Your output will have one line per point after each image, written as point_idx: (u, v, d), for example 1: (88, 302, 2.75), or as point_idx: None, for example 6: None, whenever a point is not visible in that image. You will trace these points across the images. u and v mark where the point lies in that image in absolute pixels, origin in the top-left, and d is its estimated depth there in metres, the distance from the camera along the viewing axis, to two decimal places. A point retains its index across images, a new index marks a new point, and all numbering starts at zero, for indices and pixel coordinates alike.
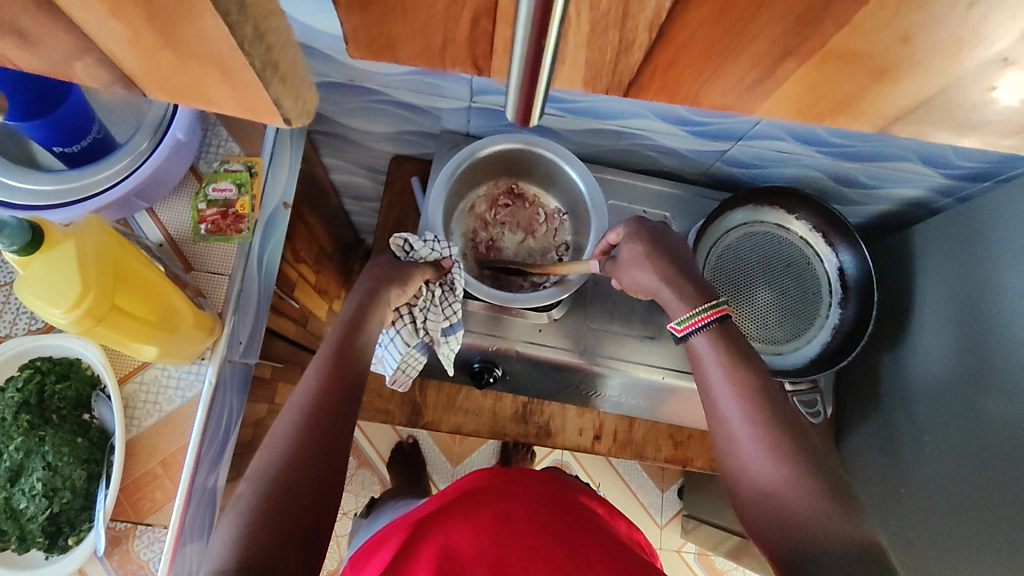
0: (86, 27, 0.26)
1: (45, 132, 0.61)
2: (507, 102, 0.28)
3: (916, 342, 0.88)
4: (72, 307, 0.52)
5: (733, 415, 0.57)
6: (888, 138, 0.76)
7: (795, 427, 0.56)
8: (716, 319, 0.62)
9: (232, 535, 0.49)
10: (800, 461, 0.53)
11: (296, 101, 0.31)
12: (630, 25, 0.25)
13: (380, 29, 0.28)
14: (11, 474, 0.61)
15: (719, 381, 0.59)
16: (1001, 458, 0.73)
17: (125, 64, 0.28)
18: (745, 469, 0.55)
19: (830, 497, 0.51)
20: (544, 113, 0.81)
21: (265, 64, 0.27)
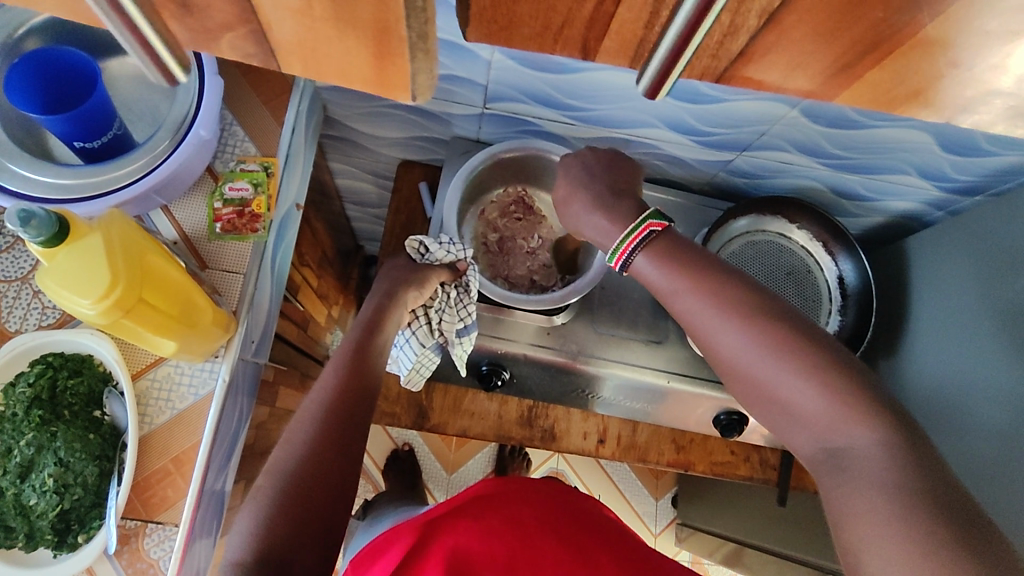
0: (258, 7, 0.25)
1: (66, 127, 0.60)
2: (641, 77, 0.27)
3: (912, 349, 0.90)
4: (100, 298, 0.52)
5: (705, 324, 0.56)
6: (888, 150, 0.79)
7: (772, 312, 0.54)
8: (644, 238, 0.60)
9: (251, 533, 0.50)
10: (786, 351, 0.52)
11: (432, 78, 0.30)
12: (743, 10, 0.24)
13: (496, 11, 0.26)
14: (22, 470, 0.60)
15: (679, 297, 0.58)
16: (999, 459, 0.75)
17: (276, 34, 0.27)
18: (739, 374, 0.55)
19: (829, 378, 0.50)
20: (555, 120, 0.83)
21: (420, 35, 0.26)
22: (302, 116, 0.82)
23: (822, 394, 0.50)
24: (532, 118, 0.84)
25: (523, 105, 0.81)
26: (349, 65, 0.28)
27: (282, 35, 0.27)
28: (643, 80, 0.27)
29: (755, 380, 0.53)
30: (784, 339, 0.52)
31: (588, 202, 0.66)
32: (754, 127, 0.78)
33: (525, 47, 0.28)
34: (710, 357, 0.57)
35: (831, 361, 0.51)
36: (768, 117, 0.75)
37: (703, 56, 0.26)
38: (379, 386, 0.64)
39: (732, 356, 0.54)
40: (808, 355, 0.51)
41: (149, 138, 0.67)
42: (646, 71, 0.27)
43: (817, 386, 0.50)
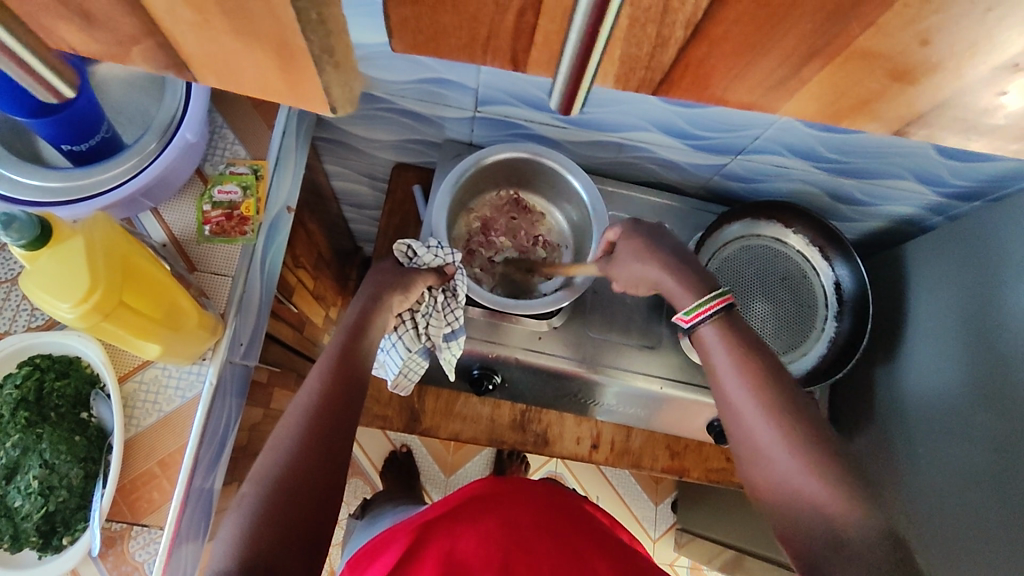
0: (152, 12, 0.24)
1: (54, 130, 0.60)
2: (552, 95, 0.29)
3: (909, 357, 0.89)
4: (80, 302, 0.52)
5: (745, 404, 0.58)
6: (884, 155, 0.78)
7: (811, 419, 0.56)
8: (724, 307, 0.63)
9: (232, 538, 0.49)
10: (815, 452, 0.54)
11: (352, 89, 0.29)
12: (669, 20, 0.24)
13: (427, 20, 0.26)
14: (7, 471, 0.60)
15: (728, 369, 0.60)
16: (994, 470, 0.74)
17: (183, 48, 0.27)
18: (761, 458, 0.56)
19: (849, 492, 0.51)
20: (547, 123, 0.83)
21: (323, 49, 0.25)
22: (293, 119, 0.82)
23: (839, 496, 0.51)
24: (523, 122, 0.83)
25: (514, 108, 0.80)
26: (269, 78, 0.28)
27: (188, 46, 0.26)
28: (554, 96, 0.29)
29: (775, 469, 0.54)
30: (817, 447, 0.54)
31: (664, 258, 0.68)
32: (747, 131, 0.77)
33: (458, 57, 0.28)
34: (736, 436, 0.58)
35: (852, 475, 0.53)
36: (761, 121, 0.74)
37: (635, 68, 0.27)
38: (365, 390, 0.64)
39: (760, 439, 0.56)
40: (833, 463, 0.53)
41: (137, 139, 0.67)
42: (558, 83, 0.28)
43: (836, 489, 0.52)
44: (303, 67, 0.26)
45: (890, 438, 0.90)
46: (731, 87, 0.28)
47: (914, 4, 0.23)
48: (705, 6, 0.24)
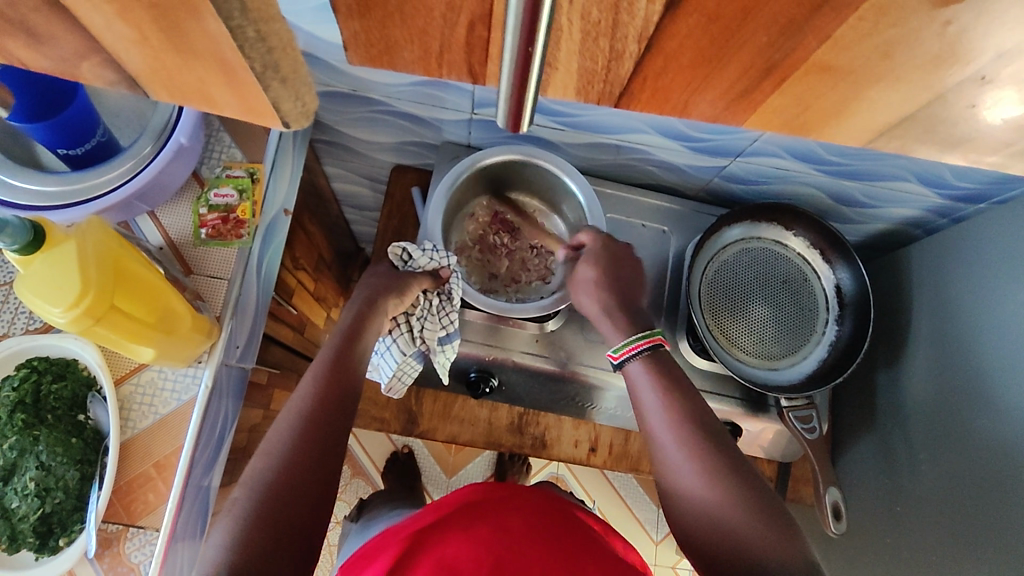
0: (86, 22, 0.24)
1: (47, 134, 0.60)
2: (497, 107, 0.27)
3: (911, 361, 0.88)
4: (70, 306, 0.52)
5: (665, 438, 0.58)
6: (883, 157, 0.77)
7: (726, 449, 0.57)
8: (650, 347, 0.65)
9: (224, 542, 0.49)
10: (728, 481, 0.54)
11: (303, 106, 0.28)
12: (620, 34, 0.24)
13: (382, 34, 0.26)
14: (4, 473, 0.61)
15: (650, 403, 0.61)
16: (994, 477, 0.73)
17: (131, 65, 0.26)
18: (681, 493, 0.56)
19: (765, 516, 0.52)
20: (544, 126, 0.82)
21: (267, 65, 0.24)
22: None
23: (752, 520, 0.51)
24: None
25: None
26: (223, 95, 0.27)
27: (136, 64, 0.26)
28: (500, 113, 0.28)
29: (696, 500, 0.54)
30: (729, 473, 0.55)
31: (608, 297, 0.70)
32: (744, 133, 0.76)
33: (417, 71, 0.28)
34: (659, 472, 0.58)
35: (767, 503, 0.53)
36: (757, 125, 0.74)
37: (593, 82, 0.27)
38: (359, 394, 0.64)
39: (680, 472, 0.56)
40: (749, 492, 0.54)
41: (132, 143, 0.67)
42: (502, 104, 0.27)
43: (753, 515, 0.52)
44: (248, 84, 0.25)
45: (890, 443, 0.89)
46: (694, 97, 0.28)
47: (871, 17, 0.23)
48: (656, 20, 0.24)
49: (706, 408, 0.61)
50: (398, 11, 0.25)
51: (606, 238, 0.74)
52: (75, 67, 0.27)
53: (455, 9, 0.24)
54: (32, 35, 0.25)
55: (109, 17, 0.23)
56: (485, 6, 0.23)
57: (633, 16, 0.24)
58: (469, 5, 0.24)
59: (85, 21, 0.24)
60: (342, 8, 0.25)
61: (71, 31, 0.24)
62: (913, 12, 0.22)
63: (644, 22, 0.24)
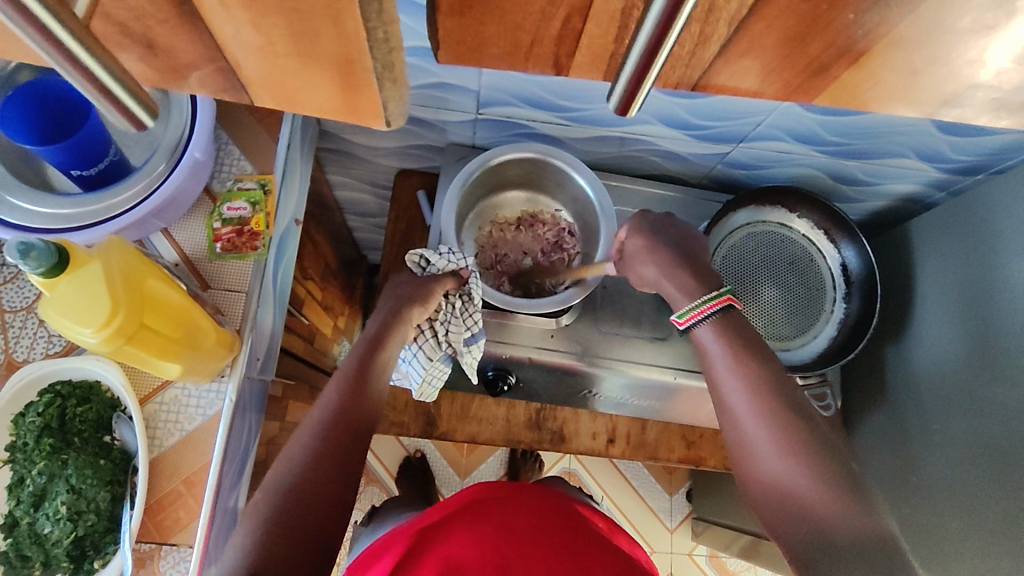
0: (217, 29, 0.25)
1: (64, 156, 0.60)
2: (614, 88, 0.24)
3: (921, 333, 0.89)
4: (100, 327, 0.52)
5: (742, 408, 0.59)
6: (885, 134, 0.79)
7: (806, 418, 0.57)
8: (722, 309, 0.64)
9: (244, 544, 0.49)
10: (807, 453, 0.55)
11: (405, 103, 0.29)
12: (714, 18, 0.24)
13: (475, 29, 0.26)
14: (35, 499, 0.62)
15: (725, 371, 0.61)
16: (1010, 439, 0.74)
17: (246, 70, 0.28)
18: (756, 463, 0.57)
19: (842, 490, 0.53)
20: (548, 122, 0.83)
21: (386, 65, 0.25)
22: (297, 132, 0.83)
23: (828, 494, 0.52)
24: (525, 121, 0.84)
25: (516, 108, 0.80)
26: (326, 92, 0.28)
27: (250, 69, 0.27)
28: (612, 97, 0.25)
29: (774, 472, 0.55)
30: (809, 444, 0.55)
31: (668, 261, 0.69)
32: (749, 118, 0.77)
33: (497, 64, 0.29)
34: (731, 439, 0.59)
35: (856, 491, 0.53)
36: (762, 108, 0.75)
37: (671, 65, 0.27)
38: (382, 403, 0.64)
39: (763, 453, 0.56)
40: (838, 476, 0.54)
41: (146, 162, 0.67)
42: (618, 84, 0.24)
43: (838, 499, 0.52)
44: (365, 83, 0.26)
45: (902, 417, 0.91)
46: (749, 82, 0.29)
47: None
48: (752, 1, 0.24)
49: (779, 371, 0.61)
50: (495, 8, 0.25)
51: (642, 214, 0.74)
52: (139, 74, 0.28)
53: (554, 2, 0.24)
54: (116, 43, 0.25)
55: (240, 22, 0.24)
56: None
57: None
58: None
59: (214, 28, 0.25)
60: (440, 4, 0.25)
61: (188, 36, 0.25)
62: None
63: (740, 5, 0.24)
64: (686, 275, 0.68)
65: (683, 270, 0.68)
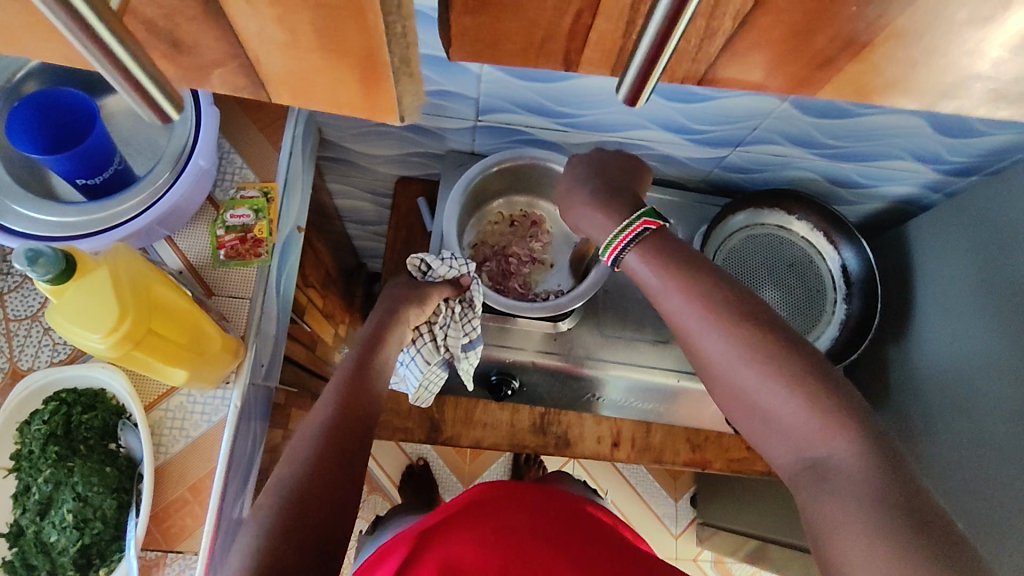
0: (239, 30, 0.24)
1: (69, 165, 0.61)
2: (626, 76, 0.23)
3: (921, 332, 0.90)
4: (110, 332, 0.53)
5: (692, 324, 0.53)
6: (880, 136, 0.79)
7: (758, 314, 0.52)
8: (640, 233, 0.58)
9: (252, 547, 0.48)
10: (769, 355, 0.50)
11: (421, 98, 0.29)
12: (719, 13, 0.23)
13: (489, 28, 0.25)
14: (42, 507, 0.63)
15: (664, 290, 0.55)
16: (1012, 439, 0.74)
17: (265, 66, 0.26)
18: (720, 375, 0.52)
19: (815, 387, 0.48)
20: (547, 128, 0.84)
21: (403, 60, 0.25)
22: (299, 140, 0.83)
23: (802, 399, 0.48)
24: (525, 128, 0.84)
25: (515, 114, 0.81)
26: (337, 93, 0.28)
27: (271, 66, 0.26)
28: (621, 86, 0.24)
29: (739, 384, 0.51)
30: (768, 343, 0.50)
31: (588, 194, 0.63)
32: (747, 122, 0.78)
33: None
34: (688, 353, 0.55)
35: (838, 389, 0.49)
36: (759, 112, 0.76)
37: None
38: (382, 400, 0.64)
39: (724, 366, 0.52)
40: (807, 370, 0.49)
41: (150, 171, 0.68)
42: (626, 76, 0.24)
43: (814, 402, 0.48)
44: (382, 79, 0.26)
45: (905, 417, 0.91)
46: None
47: None
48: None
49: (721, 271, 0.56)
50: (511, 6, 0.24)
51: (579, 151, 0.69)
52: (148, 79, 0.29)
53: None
54: None
55: (265, 19, 0.23)
56: None
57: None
58: None
59: (234, 26, 0.24)
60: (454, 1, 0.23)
61: (213, 36, 0.24)
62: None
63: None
64: (606, 209, 0.61)
65: (599, 203, 0.62)
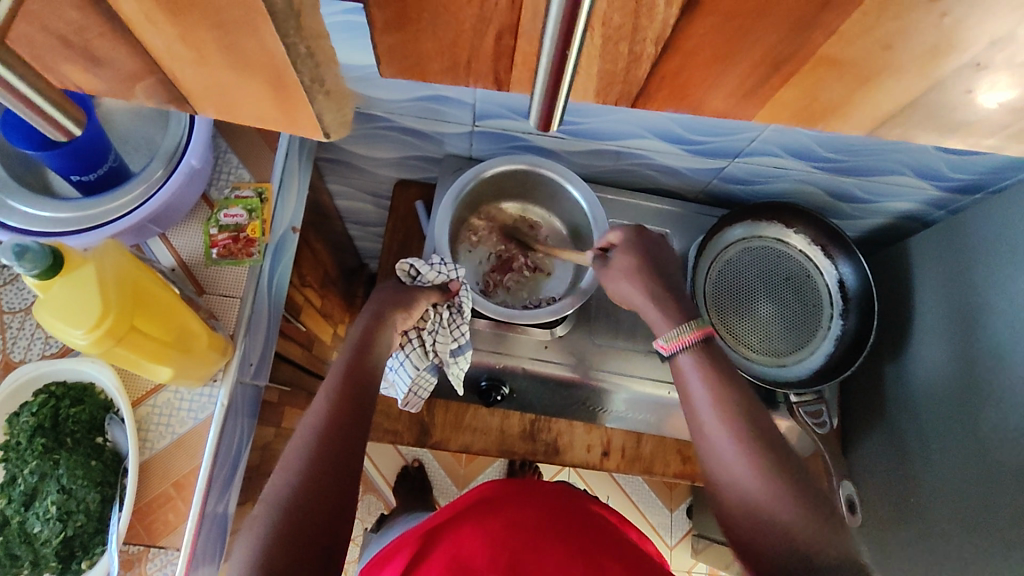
0: (148, 44, 0.27)
1: (61, 161, 0.61)
2: (529, 110, 0.28)
3: (917, 351, 0.89)
4: (92, 328, 0.53)
5: (716, 427, 0.57)
6: (881, 152, 0.78)
7: (779, 444, 0.56)
8: (699, 338, 0.63)
9: (249, 560, 0.49)
10: (783, 476, 0.53)
11: (341, 119, 0.31)
12: (640, 37, 0.27)
13: (412, 47, 0.29)
14: (26, 498, 0.63)
15: (701, 393, 0.59)
16: (1005, 462, 0.73)
17: (184, 84, 0.30)
18: (730, 479, 0.54)
19: (819, 516, 0.51)
20: (543, 135, 0.84)
21: (314, 79, 0.27)
22: (295, 141, 0.84)
23: (805, 519, 0.50)
24: (521, 134, 0.84)
25: (511, 121, 0.81)
26: (262, 108, 0.31)
27: (187, 81, 0.30)
28: (532, 115, 0.29)
29: (748, 486, 0.53)
30: (782, 467, 0.54)
31: (649, 291, 0.68)
32: (743, 134, 0.78)
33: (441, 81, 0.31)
34: (702, 456, 0.58)
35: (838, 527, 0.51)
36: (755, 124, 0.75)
37: (613, 83, 0.30)
38: (375, 404, 0.64)
39: (737, 469, 0.54)
40: (814, 502, 0.52)
41: (144, 168, 0.68)
42: (533, 104, 0.28)
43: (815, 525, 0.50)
44: (296, 96, 0.28)
45: (899, 437, 0.90)
46: (696, 97, 0.31)
47: None
48: (673, 23, 0.26)
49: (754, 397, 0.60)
50: (429, 27, 0.28)
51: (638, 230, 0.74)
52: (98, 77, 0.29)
53: (486, 20, 0.27)
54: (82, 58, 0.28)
55: (165, 34, 0.26)
56: (513, 16, 0.26)
57: (653, 21, 0.26)
58: (497, 17, 0.27)
59: (142, 41, 0.27)
60: (377, 22, 0.27)
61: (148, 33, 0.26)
62: (913, 7, 0.25)
63: (662, 27, 0.26)
64: (673, 307, 0.67)
65: (655, 301, 0.67)
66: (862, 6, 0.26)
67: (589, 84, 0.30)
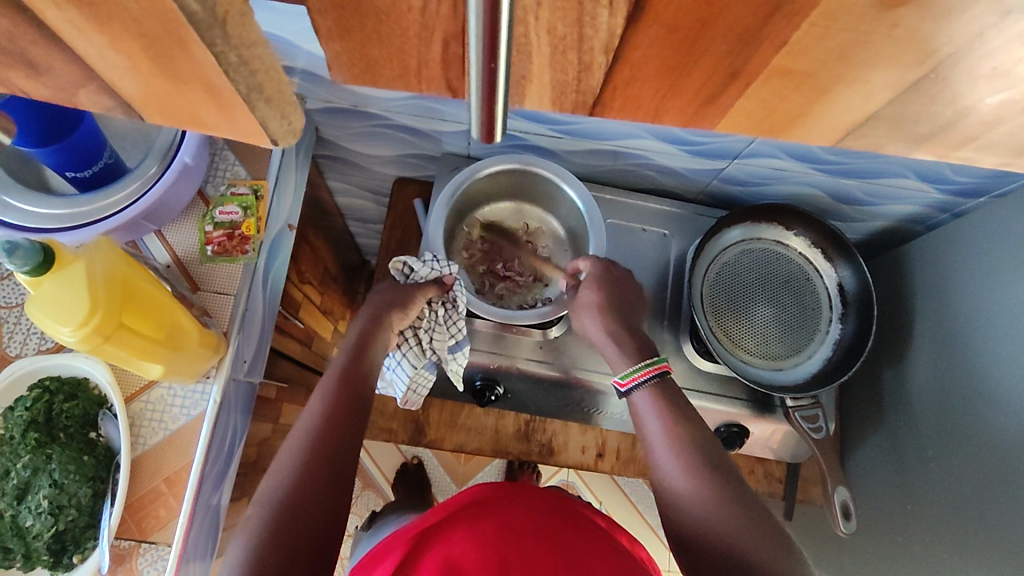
0: (83, 54, 0.27)
1: (58, 158, 0.62)
2: (470, 120, 0.29)
3: (918, 356, 0.88)
4: (80, 325, 0.53)
5: (671, 464, 0.58)
6: (882, 154, 0.77)
7: (730, 475, 0.57)
8: (657, 375, 0.65)
9: (239, 560, 0.49)
10: (733, 505, 0.54)
11: (286, 122, 0.32)
12: (586, 47, 0.27)
13: (360, 54, 0.29)
14: (18, 492, 0.62)
15: (656, 433, 0.61)
16: (1002, 471, 0.72)
17: (123, 90, 0.30)
18: (686, 511, 0.55)
19: (770, 541, 0.52)
20: (540, 134, 0.83)
21: (250, 86, 0.28)
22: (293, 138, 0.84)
23: (757, 545, 0.51)
24: (519, 134, 0.84)
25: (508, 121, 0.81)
26: (214, 118, 0.31)
27: (128, 89, 0.30)
28: (473, 125, 0.29)
29: (701, 516, 0.54)
30: (733, 495, 0.55)
31: (612, 324, 0.70)
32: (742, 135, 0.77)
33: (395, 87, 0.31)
34: (660, 493, 0.59)
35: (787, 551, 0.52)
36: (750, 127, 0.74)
37: (566, 91, 0.31)
38: (371, 406, 0.64)
39: (691, 499, 0.56)
40: (765, 528, 0.53)
41: (139, 164, 0.68)
42: (474, 117, 0.29)
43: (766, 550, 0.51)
44: (235, 104, 0.29)
45: (897, 442, 0.89)
46: (667, 102, 0.31)
47: None
48: (619, 32, 0.26)
49: (706, 433, 0.61)
50: (375, 36, 0.28)
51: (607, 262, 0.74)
52: (63, 79, 0.29)
53: (429, 29, 0.27)
54: (41, 64, 0.28)
55: (102, 45, 0.26)
56: (456, 25, 0.26)
57: (598, 31, 0.26)
58: (441, 26, 0.27)
59: (79, 53, 0.27)
60: (321, 32, 0.28)
61: (103, 38, 0.26)
62: (862, 16, 0.24)
63: (608, 36, 0.27)
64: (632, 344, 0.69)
65: (616, 336, 0.70)
66: (808, 19, 0.25)
67: (542, 92, 0.31)
